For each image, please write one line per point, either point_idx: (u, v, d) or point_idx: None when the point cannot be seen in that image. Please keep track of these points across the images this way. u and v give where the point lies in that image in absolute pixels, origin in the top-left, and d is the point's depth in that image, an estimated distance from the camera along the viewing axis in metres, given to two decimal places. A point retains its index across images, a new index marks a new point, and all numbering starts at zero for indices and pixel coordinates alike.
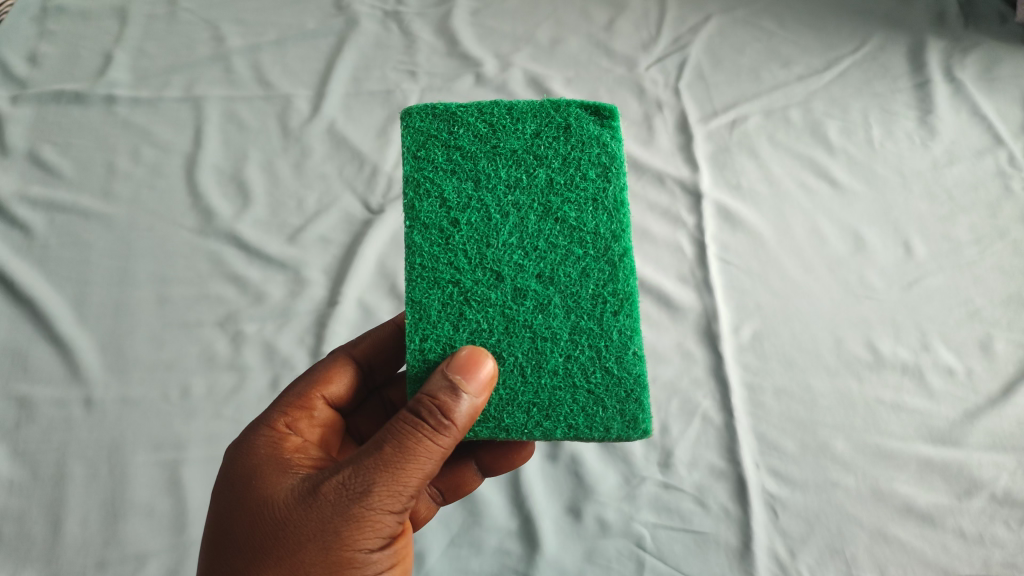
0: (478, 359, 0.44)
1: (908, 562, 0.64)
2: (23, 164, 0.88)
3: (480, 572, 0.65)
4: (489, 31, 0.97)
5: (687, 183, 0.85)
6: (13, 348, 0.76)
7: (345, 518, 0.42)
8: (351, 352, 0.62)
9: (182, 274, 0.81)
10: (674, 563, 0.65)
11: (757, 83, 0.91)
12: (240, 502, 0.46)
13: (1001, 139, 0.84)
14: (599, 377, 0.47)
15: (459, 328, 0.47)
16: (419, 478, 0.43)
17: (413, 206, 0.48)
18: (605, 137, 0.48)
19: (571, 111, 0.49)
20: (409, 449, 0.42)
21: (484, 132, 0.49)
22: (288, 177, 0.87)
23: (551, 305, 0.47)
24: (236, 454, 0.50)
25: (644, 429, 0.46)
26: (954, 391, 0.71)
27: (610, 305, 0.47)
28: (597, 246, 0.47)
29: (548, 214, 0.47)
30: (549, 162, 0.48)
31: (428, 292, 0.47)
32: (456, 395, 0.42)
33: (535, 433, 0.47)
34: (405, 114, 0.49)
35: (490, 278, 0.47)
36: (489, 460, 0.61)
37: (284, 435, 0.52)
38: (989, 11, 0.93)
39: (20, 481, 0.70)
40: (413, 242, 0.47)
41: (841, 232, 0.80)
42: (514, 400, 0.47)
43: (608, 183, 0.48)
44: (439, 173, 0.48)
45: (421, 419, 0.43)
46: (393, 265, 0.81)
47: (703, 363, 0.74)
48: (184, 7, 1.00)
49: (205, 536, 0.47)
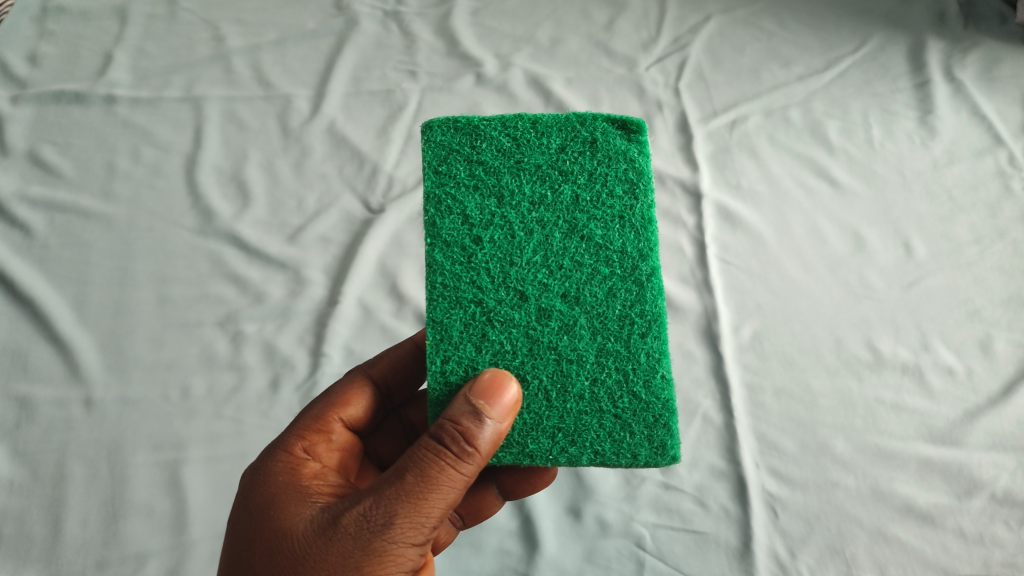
0: (502, 383, 0.44)
1: (908, 562, 0.64)
2: (23, 164, 0.88)
3: (479, 572, 0.65)
4: (489, 31, 0.97)
5: (687, 183, 0.85)
6: (13, 348, 0.76)
7: (366, 552, 0.42)
8: (368, 373, 0.62)
9: (182, 274, 0.81)
10: (674, 563, 0.65)
11: (757, 83, 0.91)
12: (258, 533, 0.46)
13: (1001, 139, 0.84)
14: (626, 402, 0.47)
15: (481, 349, 0.47)
16: (442, 508, 0.43)
17: (433, 223, 0.47)
18: (632, 152, 0.48)
19: (596, 124, 0.49)
20: (432, 478, 0.42)
21: (507, 146, 0.48)
22: (288, 177, 0.87)
23: (577, 326, 0.47)
24: (253, 481, 0.50)
25: (672, 455, 0.47)
26: (954, 391, 0.71)
27: (637, 327, 0.47)
28: (623, 265, 0.47)
29: (573, 231, 0.47)
30: (575, 177, 0.48)
31: (450, 311, 0.47)
32: (480, 421, 0.42)
33: (560, 459, 0.47)
34: (426, 127, 0.49)
35: (514, 297, 0.47)
36: (511, 483, 0.61)
37: (301, 461, 0.52)
38: (988, 10, 0.93)
39: (20, 481, 0.70)
40: (434, 260, 0.47)
41: (842, 233, 0.80)
42: (538, 425, 0.47)
43: (635, 200, 0.48)
44: (461, 188, 0.48)
45: (444, 447, 0.42)
46: (394, 265, 0.81)
47: (702, 363, 0.74)
48: (184, 7, 1.00)
49: (222, 566, 0.47)
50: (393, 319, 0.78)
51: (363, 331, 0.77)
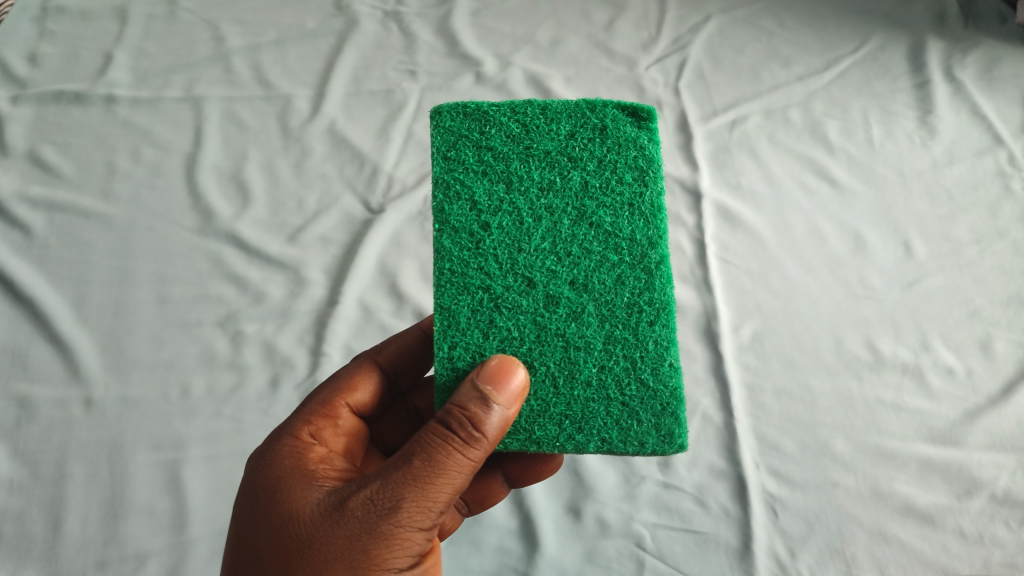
0: (509, 368, 0.44)
1: (908, 562, 0.64)
2: (23, 164, 0.88)
3: (480, 570, 0.65)
4: (489, 31, 0.97)
5: (687, 183, 0.85)
6: (13, 348, 0.76)
7: (373, 535, 0.42)
8: (375, 359, 0.61)
9: (182, 274, 0.81)
10: (673, 563, 0.65)
11: (757, 83, 0.91)
12: (265, 517, 0.46)
13: (1001, 139, 0.84)
14: (634, 390, 0.47)
15: (489, 336, 0.47)
16: (449, 493, 0.43)
17: (442, 208, 0.47)
18: (642, 140, 0.48)
19: (607, 111, 0.48)
20: (439, 463, 0.42)
21: (517, 132, 0.48)
22: (288, 177, 0.87)
23: (585, 313, 0.47)
24: (259, 465, 0.50)
25: (680, 444, 0.46)
26: (954, 391, 0.71)
27: (645, 315, 0.47)
28: (632, 253, 0.47)
29: (582, 218, 0.47)
30: (584, 164, 0.48)
31: (458, 297, 0.47)
32: (488, 406, 0.42)
33: (567, 446, 0.47)
34: (435, 112, 0.49)
35: (522, 284, 0.47)
36: (517, 471, 0.60)
37: (309, 445, 0.52)
38: (989, 10, 0.93)
39: (20, 481, 0.70)
40: (442, 246, 0.47)
41: (842, 233, 0.80)
42: (545, 411, 0.47)
43: (645, 187, 0.47)
44: (470, 174, 0.48)
45: (451, 432, 0.42)
46: (393, 264, 0.81)
47: (702, 362, 0.74)
48: (184, 7, 1.01)
49: (228, 549, 0.47)
50: (393, 318, 0.78)
51: (362, 331, 0.77)
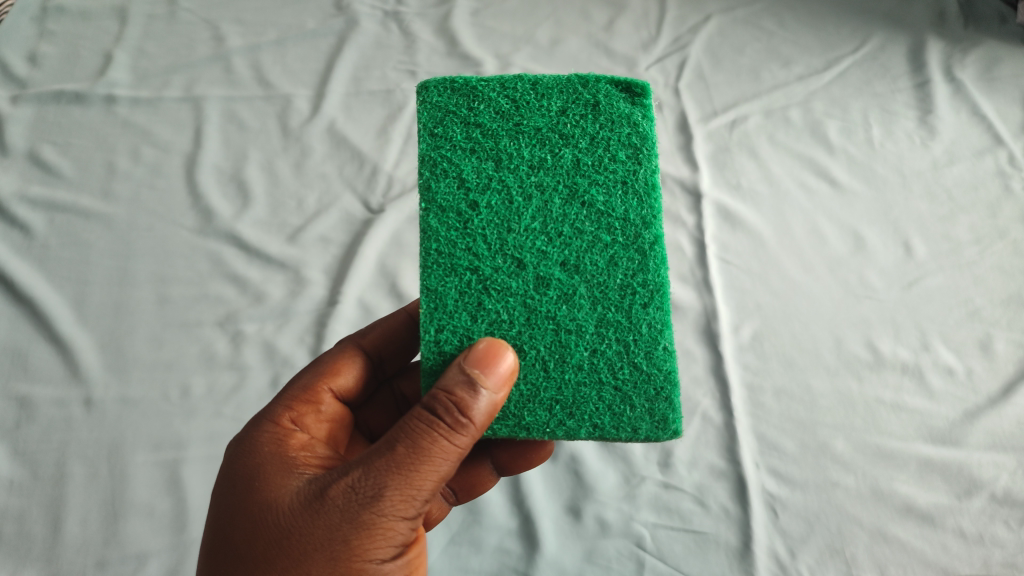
0: (497, 351, 0.44)
1: (907, 562, 0.64)
2: (22, 164, 0.88)
3: (480, 571, 0.65)
4: (489, 31, 0.97)
5: (687, 183, 0.85)
6: (13, 348, 0.76)
7: (354, 525, 0.42)
8: (359, 343, 0.61)
9: (182, 274, 0.81)
10: (674, 563, 0.65)
11: (757, 83, 0.91)
12: (242, 506, 0.46)
13: (1001, 139, 0.84)
14: (627, 374, 0.47)
15: (476, 319, 0.46)
16: (434, 480, 0.43)
17: (428, 187, 0.47)
18: (636, 116, 0.48)
19: (599, 87, 0.49)
20: (424, 450, 0.42)
21: (506, 108, 0.48)
22: (288, 177, 0.87)
23: (576, 295, 0.47)
24: (238, 452, 0.50)
25: (674, 430, 0.47)
26: (954, 391, 0.71)
27: (640, 297, 0.47)
28: (626, 233, 0.47)
29: (573, 197, 0.47)
30: (575, 141, 0.48)
31: (445, 279, 0.47)
32: (474, 391, 0.42)
33: (558, 432, 0.47)
34: (422, 88, 0.49)
35: (512, 265, 0.47)
36: (506, 458, 0.60)
37: (289, 432, 0.51)
38: (989, 10, 0.92)
39: (20, 481, 0.70)
40: (429, 225, 0.47)
41: (841, 232, 0.80)
42: (535, 397, 0.47)
43: (639, 165, 0.48)
44: (457, 151, 0.48)
45: (437, 417, 0.42)
46: (393, 264, 0.81)
47: (702, 362, 0.74)
48: (183, 7, 1.00)
49: (205, 536, 0.47)
50: None
51: None
